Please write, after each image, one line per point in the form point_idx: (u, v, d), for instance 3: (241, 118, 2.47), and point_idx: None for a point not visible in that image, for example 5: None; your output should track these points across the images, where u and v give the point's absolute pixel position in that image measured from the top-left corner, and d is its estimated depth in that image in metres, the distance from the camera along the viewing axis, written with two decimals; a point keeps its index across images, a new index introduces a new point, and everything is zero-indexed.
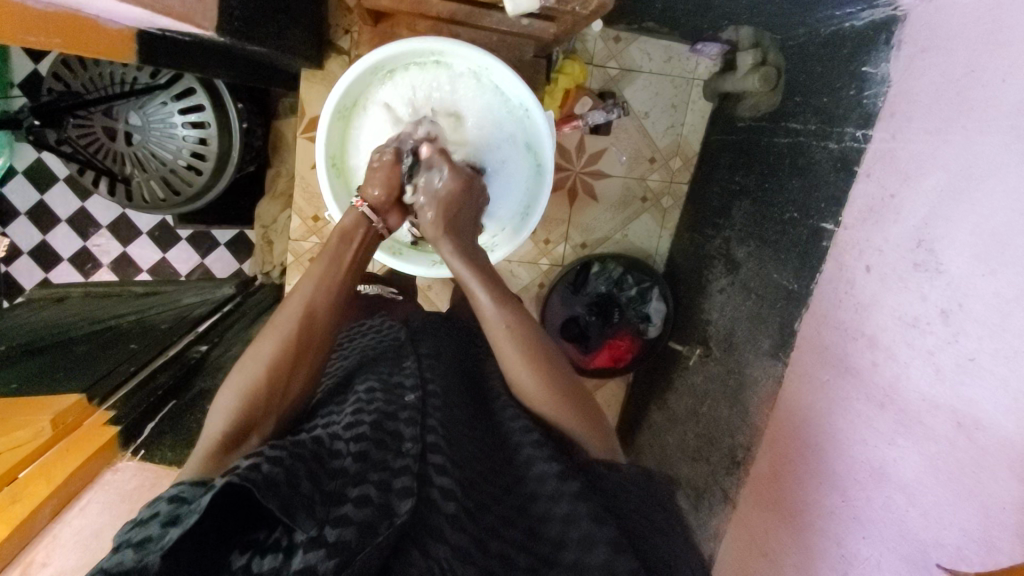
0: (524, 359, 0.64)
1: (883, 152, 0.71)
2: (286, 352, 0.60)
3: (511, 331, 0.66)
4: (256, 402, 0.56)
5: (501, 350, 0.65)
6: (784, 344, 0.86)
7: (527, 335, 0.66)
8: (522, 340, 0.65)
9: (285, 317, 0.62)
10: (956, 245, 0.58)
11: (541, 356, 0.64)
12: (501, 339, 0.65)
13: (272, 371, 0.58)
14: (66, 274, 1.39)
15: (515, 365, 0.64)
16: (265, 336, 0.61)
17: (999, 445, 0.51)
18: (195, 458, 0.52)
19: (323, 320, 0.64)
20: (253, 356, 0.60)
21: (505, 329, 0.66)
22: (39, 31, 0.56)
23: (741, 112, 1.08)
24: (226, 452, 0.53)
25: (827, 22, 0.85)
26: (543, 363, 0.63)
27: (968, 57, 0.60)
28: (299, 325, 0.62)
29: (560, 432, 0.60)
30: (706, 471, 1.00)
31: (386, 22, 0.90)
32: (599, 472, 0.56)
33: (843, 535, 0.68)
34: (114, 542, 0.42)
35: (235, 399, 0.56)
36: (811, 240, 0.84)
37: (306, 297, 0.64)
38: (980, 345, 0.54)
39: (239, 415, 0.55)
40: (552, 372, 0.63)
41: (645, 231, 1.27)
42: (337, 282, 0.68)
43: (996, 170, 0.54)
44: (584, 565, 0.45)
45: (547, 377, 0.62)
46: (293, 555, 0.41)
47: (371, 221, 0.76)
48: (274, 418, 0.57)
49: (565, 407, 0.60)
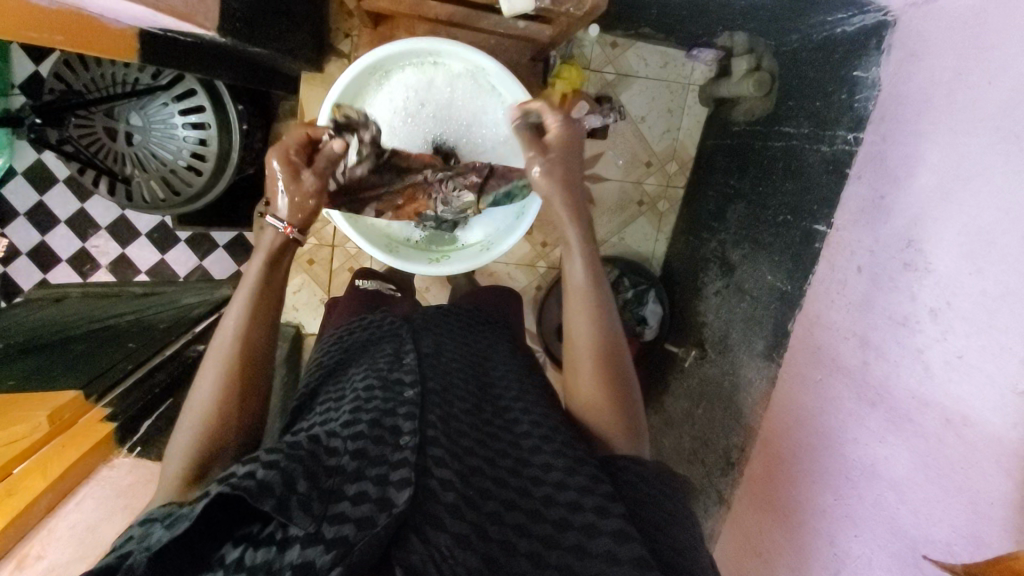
0: (594, 353, 0.64)
1: (873, 154, 0.73)
2: (235, 378, 0.57)
3: (590, 314, 0.65)
4: (216, 431, 0.55)
5: (574, 337, 0.66)
6: (777, 344, 0.87)
7: (606, 324, 0.66)
8: (595, 328, 0.65)
9: (222, 349, 0.58)
10: (943, 244, 0.59)
11: (610, 348, 0.65)
12: (579, 319, 0.66)
13: (226, 398, 0.56)
14: (64, 274, 1.40)
15: (583, 358, 0.64)
16: (208, 365, 0.57)
17: (986, 441, 0.52)
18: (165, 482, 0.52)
19: (269, 341, 0.61)
20: (202, 387, 0.56)
21: (593, 307, 0.66)
22: (44, 28, 0.57)
23: (736, 117, 1.09)
24: (194, 483, 0.51)
25: (820, 28, 0.86)
26: (607, 360, 0.64)
27: (956, 62, 0.61)
28: (239, 354, 0.58)
29: (587, 426, 0.63)
30: (701, 472, 1.01)
31: (385, 25, 0.91)
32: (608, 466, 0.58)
33: (835, 533, 0.68)
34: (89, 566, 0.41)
35: (198, 424, 0.55)
36: (803, 242, 0.85)
37: (236, 326, 0.59)
38: (968, 342, 0.55)
39: (211, 434, 0.54)
40: (611, 369, 0.64)
41: (641, 234, 1.28)
42: (265, 305, 0.61)
43: (984, 171, 0.55)
44: (586, 550, 0.48)
45: (604, 371, 0.64)
46: (289, 549, 0.42)
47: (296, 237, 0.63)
48: (236, 443, 0.56)
49: (605, 406, 0.63)
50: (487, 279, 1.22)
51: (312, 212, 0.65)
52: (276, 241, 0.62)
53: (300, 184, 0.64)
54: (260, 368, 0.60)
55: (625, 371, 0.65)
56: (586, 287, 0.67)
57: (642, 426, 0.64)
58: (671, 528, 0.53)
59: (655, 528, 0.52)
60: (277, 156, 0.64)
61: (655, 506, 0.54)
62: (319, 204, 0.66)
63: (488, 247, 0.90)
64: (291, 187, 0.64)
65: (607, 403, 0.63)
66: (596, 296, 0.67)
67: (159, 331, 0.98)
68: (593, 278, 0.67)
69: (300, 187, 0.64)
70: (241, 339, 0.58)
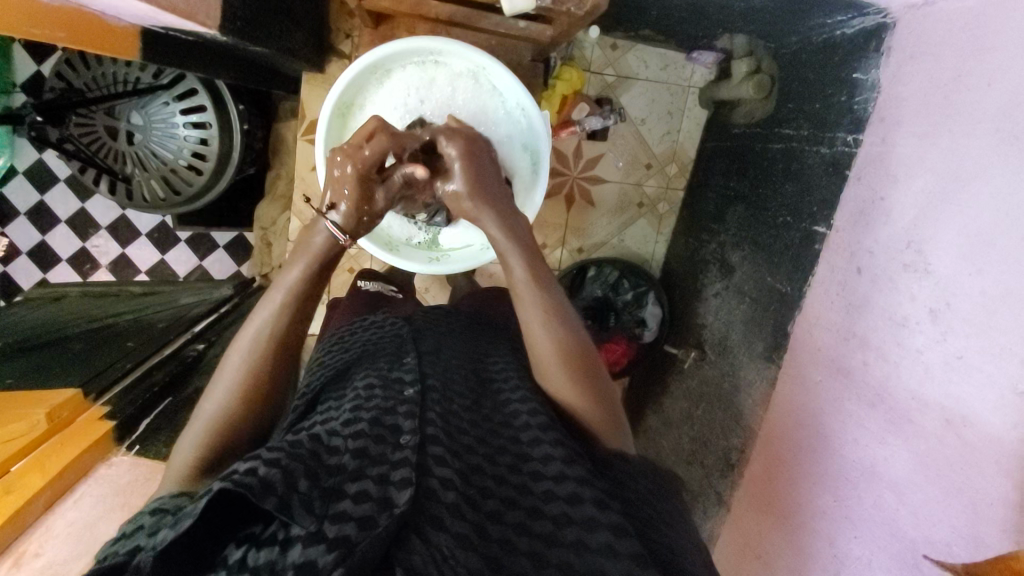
0: (560, 351, 0.63)
1: (872, 156, 0.73)
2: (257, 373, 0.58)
3: (544, 320, 0.64)
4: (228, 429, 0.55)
5: (536, 340, 0.64)
6: (777, 346, 0.87)
7: (562, 326, 0.65)
8: (554, 331, 0.64)
9: (248, 342, 0.60)
10: (943, 245, 0.59)
11: (574, 343, 0.64)
12: (535, 327, 0.64)
13: (247, 394, 0.57)
14: (64, 274, 1.40)
15: (548, 359, 0.63)
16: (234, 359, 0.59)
17: (986, 441, 0.52)
18: (172, 475, 0.52)
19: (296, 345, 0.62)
20: (221, 381, 0.58)
21: (542, 312, 0.65)
22: (46, 25, 0.57)
23: (736, 119, 1.10)
24: (205, 475, 0.53)
25: (819, 30, 0.86)
26: (573, 355, 0.63)
27: (955, 64, 0.61)
28: (267, 352, 0.59)
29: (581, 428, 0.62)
30: (701, 474, 1.01)
31: (386, 25, 0.91)
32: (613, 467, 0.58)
33: (835, 535, 0.68)
34: (99, 559, 0.42)
35: (208, 421, 0.55)
36: (803, 243, 0.85)
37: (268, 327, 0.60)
38: (967, 343, 0.55)
39: (223, 430, 0.55)
40: (583, 368, 0.63)
41: (641, 237, 1.28)
42: (299, 310, 0.63)
43: (982, 172, 0.55)
44: (585, 545, 0.48)
45: (576, 372, 0.62)
46: (291, 548, 0.41)
47: (341, 242, 0.67)
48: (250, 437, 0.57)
49: (592, 406, 0.62)
50: (486, 280, 1.22)
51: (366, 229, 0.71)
52: (324, 247, 0.65)
53: (371, 208, 0.70)
54: (282, 367, 0.61)
55: (596, 365, 0.65)
56: (533, 292, 0.66)
57: (621, 412, 0.64)
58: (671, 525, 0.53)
59: (655, 528, 0.52)
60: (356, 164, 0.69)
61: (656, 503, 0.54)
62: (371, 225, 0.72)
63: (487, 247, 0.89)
64: (362, 204, 0.69)
65: (581, 397, 0.62)
66: (546, 295, 0.66)
67: (159, 331, 0.98)
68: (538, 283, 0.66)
69: (370, 207, 0.70)
70: (272, 340, 0.60)
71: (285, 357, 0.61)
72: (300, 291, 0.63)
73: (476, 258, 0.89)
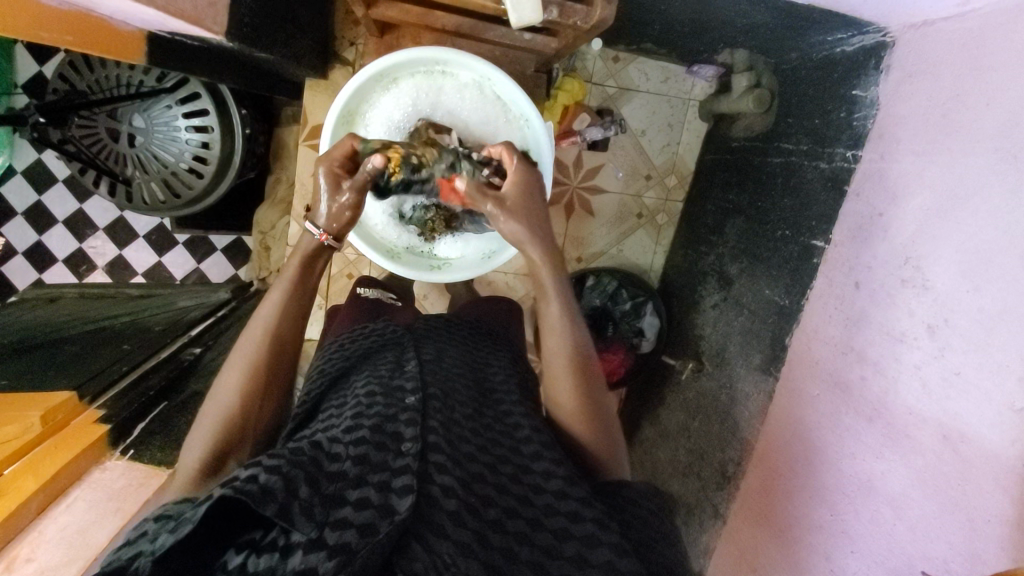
0: (573, 372, 0.66)
1: (871, 172, 0.74)
2: (251, 381, 0.59)
3: (569, 351, 0.67)
4: (233, 425, 0.57)
5: (556, 367, 0.66)
6: (774, 358, 0.87)
7: (582, 355, 0.67)
8: (574, 361, 0.66)
9: (253, 336, 0.62)
10: (940, 262, 0.60)
11: (591, 378, 0.66)
12: (558, 357, 0.67)
13: (245, 394, 0.58)
14: (59, 275, 1.39)
15: (563, 385, 0.65)
16: (236, 358, 0.61)
17: (982, 458, 0.52)
18: (179, 479, 0.53)
19: (294, 345, 0.64)
20: (225, 379, 0.59)
21: (572, 347, 0.67)
22: (53, 28, 0.58)
23: (735, 132, 1.11)
24: (207, 477, 0.53)
25: (819, 47, 0.87)
26: (582, 380, 0.65)
27: (953, 83, 0.63)
28: (267, 349, 0.61)
29: (590, 457, 0.62)
30: (697, 486, 1.01)
31: (392, 33, 0.92)
32: (616, 487, 0.59)
33: (832, 548, 0.68)
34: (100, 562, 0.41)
35: (211, 422, 0.56)
36: (801, 257, 0.86)
37: (266, 324, 0.62)
38: (965, 359, 0.55)
39: (218, 437, 0.55)
40: (594, 400, 0.65)
41: (640, 247, 1.29)
42: (296, 314, 0.65)
43: (979, 191, 0.56)
44: (587, 561, 0.48)
45: (588, 403, 0.64)
46: (292, 555, 0.41)
47: (314, 235, 0.68)
48: (251, 439, 0.58)
49: (597, 436, 0.63)
50: (485, 289, 1.21)
51: (348, 228, 0.71)
52: (311, 244, 0.68)
53: (342, 198, 0.70)
54: (283, 361, 0.63)
55: (599, 387, 0.67)
56: (561, 325, 0.68)
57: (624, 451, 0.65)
58: (670, 547, 0.54)
59: (658, 550, 0.53)
60: (324, 168, 0.70)
61: (656, 525, 0.55)
62: (352, 217, 0.71)
63: (489, 255, 0.89)
64: (335, 201, 0.70)
65: (591, 428, 0.63)
66: (571, 335, 0.68)
67: (156, 334, 0.98)
68: (569, 319, 0.69)
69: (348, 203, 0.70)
70: (272, 347, 0.62)
71: (284, 360, 0.63)
72: (297, 280, 0.66)
73: (477, 268, 0.89)
